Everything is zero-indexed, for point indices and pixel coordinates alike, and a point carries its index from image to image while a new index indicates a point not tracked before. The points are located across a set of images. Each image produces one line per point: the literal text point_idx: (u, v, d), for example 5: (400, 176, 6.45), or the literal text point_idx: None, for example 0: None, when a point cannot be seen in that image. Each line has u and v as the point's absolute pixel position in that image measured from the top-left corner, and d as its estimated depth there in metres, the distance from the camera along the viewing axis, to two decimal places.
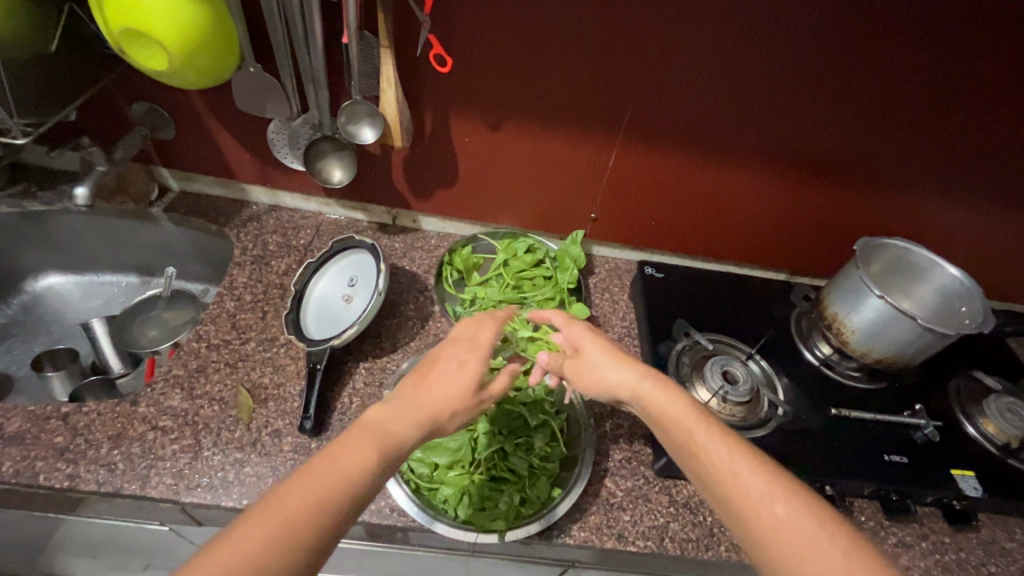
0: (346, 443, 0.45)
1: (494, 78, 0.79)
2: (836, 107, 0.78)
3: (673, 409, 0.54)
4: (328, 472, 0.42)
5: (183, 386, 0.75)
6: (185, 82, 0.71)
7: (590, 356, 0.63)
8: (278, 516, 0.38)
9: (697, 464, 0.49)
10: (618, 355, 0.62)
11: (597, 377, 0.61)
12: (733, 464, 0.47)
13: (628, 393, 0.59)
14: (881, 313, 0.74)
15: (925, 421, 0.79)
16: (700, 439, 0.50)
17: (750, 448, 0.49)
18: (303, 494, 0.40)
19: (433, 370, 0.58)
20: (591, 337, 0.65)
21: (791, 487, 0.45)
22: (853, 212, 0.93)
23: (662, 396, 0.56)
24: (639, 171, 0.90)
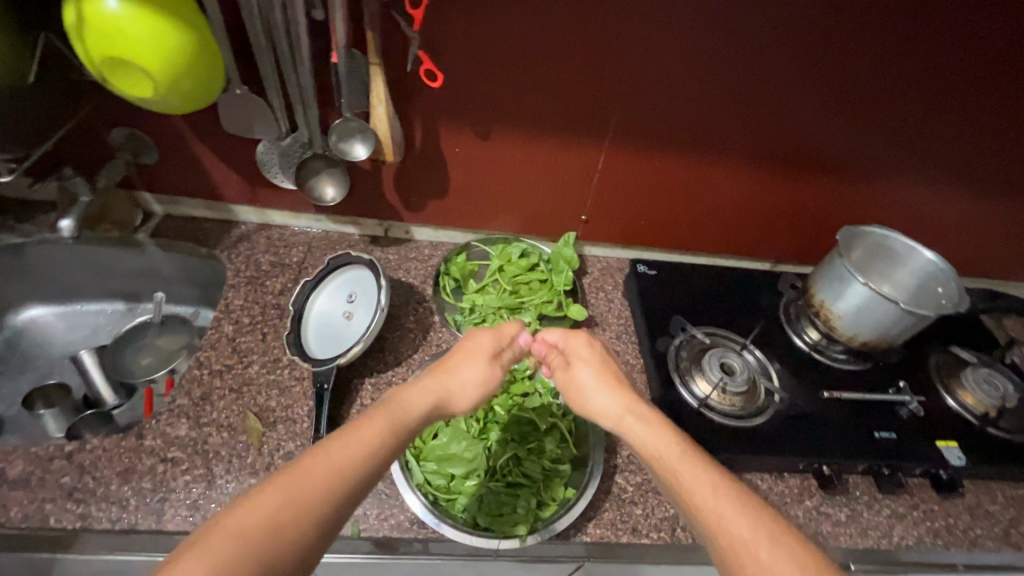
0: (356, 428, 0.52)
1: (483, 89, 0.79)
2: (810, 103, 0.82)
3: (662, 444, 0.55)
4: (342, 452, 0.48)
5: (189, 416, 0.74)
6: (170, 107, 0.70)
7: (583, 374, 0.67)
8: (298, 483, 0.45)
9: (685, 503, 0.50)
10: (611, 380, 0.65)
11: (588, 397, 0.64)
12: (719, 506, 0.48)
13: (614, 422, 0.61)
14: (866, 298, 0.78)
15: (909, 397, 0.83)
16: (686, 476, 0.52)
17: (737, 489, 0.50)
18: (314, 473, 0.46)
19: (451, 361, 0.65)
20: (590, 355, 0.70)
21: (776, 532, 0.46)
22: (831, 201, 0.97)
23: (647, 431, 0.58)
24: (626, 172, 0.92)
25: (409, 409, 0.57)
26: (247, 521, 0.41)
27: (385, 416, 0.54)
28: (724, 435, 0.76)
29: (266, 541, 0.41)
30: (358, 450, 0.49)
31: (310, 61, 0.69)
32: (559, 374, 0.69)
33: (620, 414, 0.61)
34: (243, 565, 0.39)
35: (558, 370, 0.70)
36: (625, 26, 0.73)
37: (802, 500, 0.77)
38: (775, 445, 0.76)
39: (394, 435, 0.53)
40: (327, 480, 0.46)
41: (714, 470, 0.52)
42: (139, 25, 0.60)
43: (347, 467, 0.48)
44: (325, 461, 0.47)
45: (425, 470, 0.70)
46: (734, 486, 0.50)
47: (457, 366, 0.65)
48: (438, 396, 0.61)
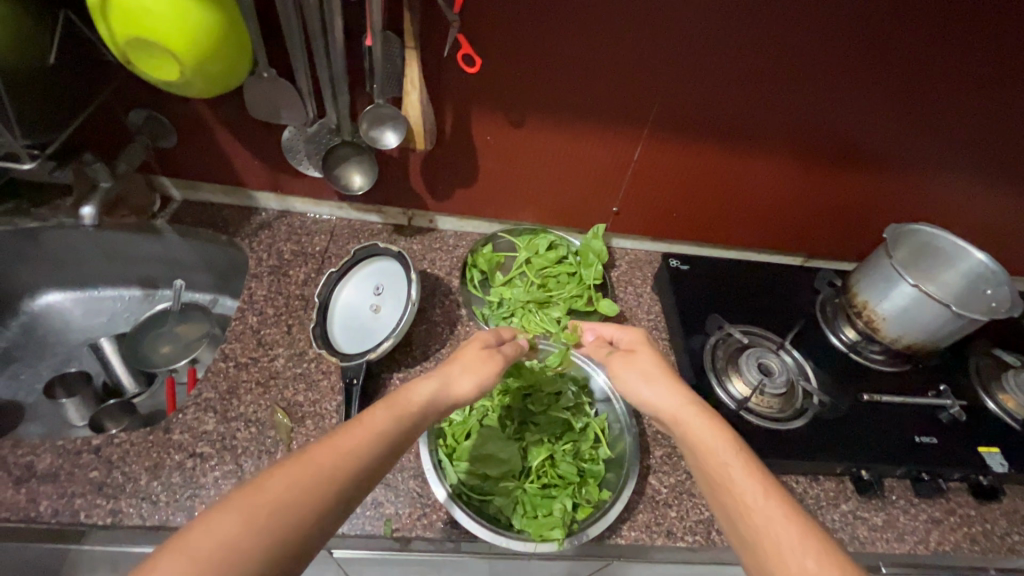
0: (363, 418, 0.50)
1: (519, 75, 0.76)
2: (867, 96, 0.77)
3: (712, 441, 0.53)
4: (348, 441, 0.47)
5: (217, 409, 0.73)
6: (194, 90, 0.67)
7: (642, 361, 0.64)
8: (307, 465, 0.44)
9: (728, 503, 0.48)
10: (669, 374, 0.62)
11: (641, 383, 0.62)
12: (767, 510, 0.46)
13: (667, 414, 0.58)
14: (913, 299, 0.76)
15: (950, 401, 0.81)
16: (735, 477, 0.49)
17: (787, 496, 0.47)
18: (318, 458, 0.45)
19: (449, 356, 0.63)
20: (647, 346, 0.67)
21: (826, 543, 0.43)
22: (874, 198, 0.93)
23: (704, 424, 0.55)
24: (664, 164, 0.89)
25: (417, 400, 0.55)
26: (257, 502, 0.40)
27: (390, 406, 0.53)
28: (761, 438, 0.75)
29: (273, 524, 0.40)
30: (364, 439, 0.48)
31: (343, 44, 0.65)
32: (616, 357, 0.66)
33: (682, 406, 0.57)
34: (246, 540, 0.38)
35: (614, 356, 0.67)
36: (673, 13, 0.69)
37: (838, 504, 0.76)
38: (813, 447, 0.75)
39: (399, 424, 0.52)
40: (335, 467, 0.45)
41: (767, 475, 0.49)
42: (166, 4, 0.57)
43: (351, 455, 0.46)
44: (329, 448, 0.46)
45: (458, 470, 0.68)
46: (783, 493, 0.47)
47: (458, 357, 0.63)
48: (445, 384, 0.59)
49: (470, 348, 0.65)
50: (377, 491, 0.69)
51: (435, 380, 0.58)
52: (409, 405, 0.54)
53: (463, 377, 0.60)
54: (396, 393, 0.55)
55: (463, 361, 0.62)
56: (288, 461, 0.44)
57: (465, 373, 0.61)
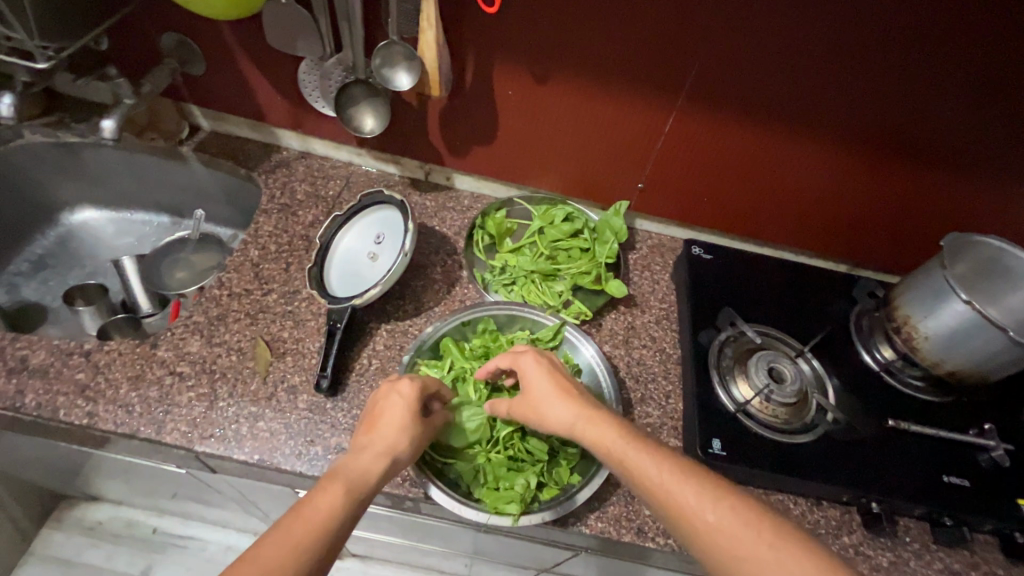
0: (311, 504, 0.46)
1: (544, 24, 0.70)
2: (941, 81, 0.67)
3: (601, 434, 0.54)
4: (300, 532, 0.44)
5: (203, 332, 0.73)
6: (211, 8, 0.66)
7: (543, 388, 0.60)
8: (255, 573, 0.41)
9: (626, 478, 0.51)
10: (561, 387, 0.59)
11: (543, 417, 0.58)
12: (661, 477, 0.49)
13: (567, 430, 0.57)
14: (962, 319, 0.66)
15: (994, 442, 0.70)
16: (626, 454, 0.51)
17: (673, 457, 0.51)
18: (268, 561, 0.42)
19: (375, 415, 0.58)
20: (539, 371, 0.61)
21: (716, 492, 0.47)
22: (937, 204, 0.82)
23: (595, 424, 0.55)
24: (696, 142, 0.81)
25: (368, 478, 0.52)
26: None
27: (338, 484, 0.49)
28: (759, 448, 0.68)
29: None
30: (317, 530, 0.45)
31: None
32: (514, 408, 0.61)
33: (573, 424, 0.56)
34: None
35: (513, 405, 0.62)
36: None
37: (839, 535, 0.68)
38: (816, 468, 0.67)
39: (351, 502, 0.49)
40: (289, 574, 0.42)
41: (651, 444, 0.53)
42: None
43: (307, 549, 0.44)
44: (281, 548, 0.43)
45: None
46: (667, 455, 0.51)
47: (392, 418, 0.57)
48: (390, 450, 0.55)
49: (404, 405, 0.58)
50: (342, 436, 0.67)
51: (382, 453, 0.54)
52: (359, 479, 0.51)
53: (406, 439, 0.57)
54: (342, 470, 0.51)
55: (401, 422, 0.57)
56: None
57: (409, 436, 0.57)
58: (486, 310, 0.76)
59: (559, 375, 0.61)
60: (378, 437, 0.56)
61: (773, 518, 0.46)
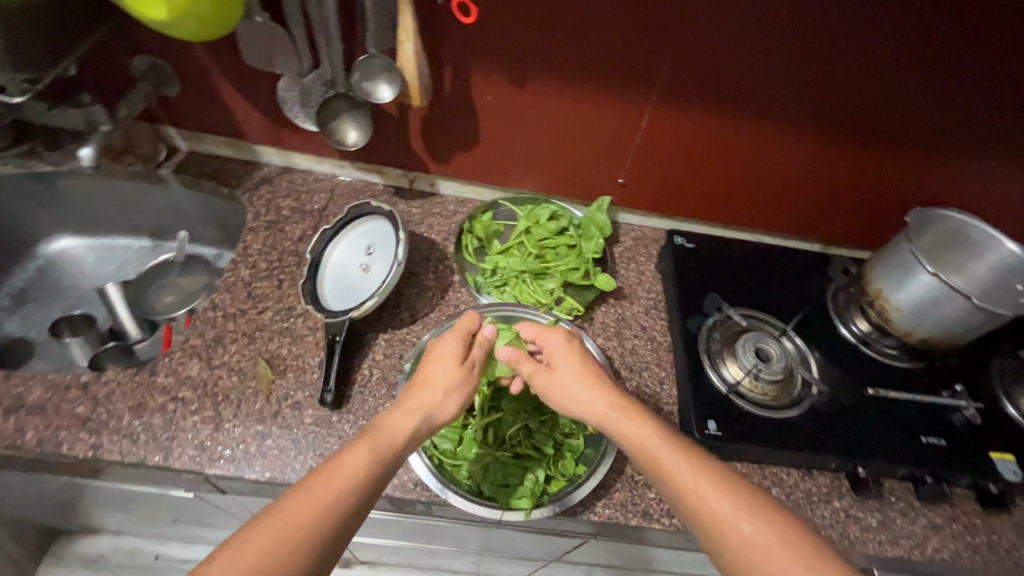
0: (341, 459, 0.50)
1: (520, 30, 0.72)
2: (900, 65, 0.71)
3: (638, 435, 0.56)
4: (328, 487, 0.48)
5: (202, 356, 0.73)
6: (187, 32, 0.66)
7: (574, 369, 0.63)
8: (284, 521, 0.45)
9: (662, 485, 0.53)
10: (592, 375, 0.63)
11: (567, 395, 0.62)
12: (701, 487, 0.51)
13: (594, 419, 0.60)
14: (931, 290, 0.70)
15: (965, 402, 0.76)
16: (664, 461, 0.54)
17: (712, 468, 0.53)
18: (300, 511, 0.46)
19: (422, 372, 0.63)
20: (569, 354, 0.65)
21: (753, 506, 0.49)
22: (902, 181, 0.86)
23: (633, 424, 0.57)
24: (673, 134, 0.84)
25: (398, 435, 0.55)
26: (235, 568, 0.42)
27: (370, 442, 0.53)
28: (752, 425, 0.71)
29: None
30: (344, 483, 0.49)
31: None
32: (538, 375, 0.64)
33: (605, 410, 0.59)
34: None
35: (536, 372, 0.65)
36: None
37: (831, 500, 0.73)
38: (807, 440, 0.71)
39: (380, 461, 0.52)
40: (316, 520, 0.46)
41: (690, 452, 0.55)
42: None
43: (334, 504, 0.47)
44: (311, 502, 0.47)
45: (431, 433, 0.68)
46: (707, 465, 0.53)
47: (433, 376, 0.61)
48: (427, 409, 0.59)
49: (443, 362, 0.63)
50: None
51: (416, 409, 0.58)
52: (392, 439, 0.54)
53: (444, 396, 0.60)
54: (377, 426, 0.55)
55: (442, 380, 0.61)
56: (265, 523, 0.45)
57: (447, 394, 0.60)
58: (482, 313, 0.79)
59: (590, 365, 0.64)
60: (417, 394, 0.60)
61: (807, 537, 0.48)
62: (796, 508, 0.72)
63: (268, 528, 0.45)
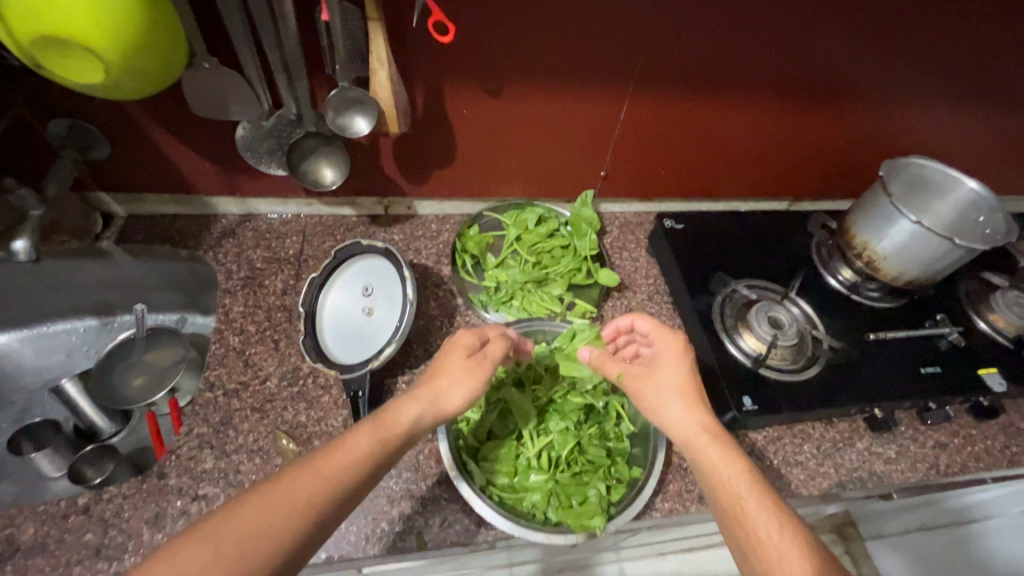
0: (347, 440, 0.52)
1: (493, 40, 0.69)
2: (856, 31, 0.74)
3: (727, 470, 0.53)
4: (331, 467, 0.49)
5: (213, 444, 0.67)
6: (127, 92, 0.58)
7: (663, 376, 0.61)
8: (285, 493, 0.46)
9: (740, 532, 0.49)
10: (691, 388, 0.60)
11: (658, 402, 0.59)
12: (783, 547, 0.47)
13: (681, 437, 0.57)
14: (914, 236, 0.74)
15: (949, 328, 0.83)
16: (748, 508, 0.50)
17: (799, 528, 0.48)
18: (300, 486, 0.47)
19: (434, 363, 0.63)
20: (676, 361, 0.62)
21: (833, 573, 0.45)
22: (857, 135, 0.92)
23: (722, 455, 0.54)
24: (650, 120, 0.84)
25: (401, 421, 0.56)
26: (224, 531, 0.43)
27: (375, 428, 0.54)
28: (778, 392, 0.75)
29: (240, 553, 0.43)
30: (343, 467, 0.50)
31: (293, 18, 0.56)
32: (631, 375, 0.63)
33: (695, 431, 0.56)
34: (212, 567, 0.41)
35: (630, 372, 0.64)
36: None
37: (854, 443, 0.79)
38: (828, 395, 0.75)
39: (382, 447, 0.53)
40: (312, 498, 0.47)
41: (776, 504, 0.50)
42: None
43: (335, 482, 0.49)
44: (313, 477, 0.48)
45: (486, 472, 0.66)
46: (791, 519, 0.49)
47: (442, 367, 0.62)
48: (433, 402, 0.59)
49: (455, 356, 0.63)
50: (403, 504, 0.65)
51: (422, 399, 0.59)
52: (395, 428, 0.55)
53: (452, 388, 0.60)
54: (384, 413, 0.55)
55: (450, 373, 0.61)
56: (266, 491, 0.46)
57: (454, 387, 0.60)
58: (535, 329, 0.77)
59: (688, 379, 0.61)
60: (426, 383, 0.60)
61: None
62: (827, 458, 0.77)
63: (265, 496, 0.46)
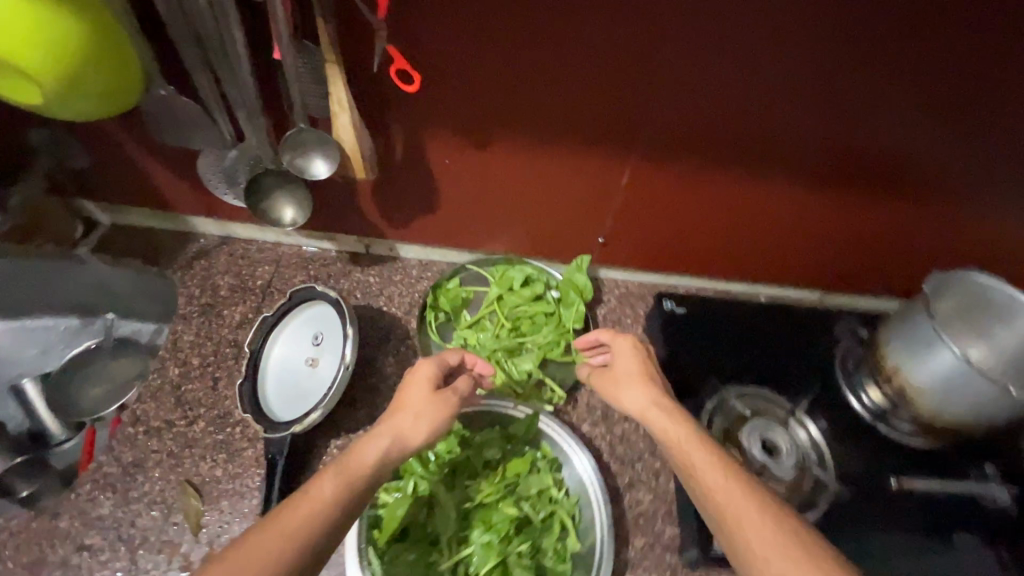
0: (305, 494, 0.46)
1: (477, 92, 0.62)
2: (918, 116, 0.61)
3: (677, 434, 0.53)
4: (293, 523, 0.44)
5: (116, 488, 0.63)
6: (76, 114, 0.55)
7: (621, 371, 0.61)
8: (251, 562, 0.41)
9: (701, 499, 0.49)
10: (643, 371, 0.61)
11: (614, 394, 0.61)
12: (736, 502, 0.47)
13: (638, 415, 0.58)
14: (956, 371, 0.60)
15: (998, 489, 0.69)
16: (704, 473, 0.50)
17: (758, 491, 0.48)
18: (265, 547, 0.42)
19: (395, 399, 0.57)
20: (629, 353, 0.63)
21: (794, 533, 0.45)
22: (912, 230, 0.78)
23: (674, 425, 0.54)
24: (660, 189, 0.74)
25: (367, 460, 0.50)
26: None
27: (340, 471, 0.48)
28: None
29: None
30: (312, 519, 0.44)
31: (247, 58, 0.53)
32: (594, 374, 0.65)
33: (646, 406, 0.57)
34: None
35: (594, 371, 0.66)
36: (684, 11, 0.52)
37: None
38: None
39: (348, 494, 0.47)
40: (279, 563, 0.41)
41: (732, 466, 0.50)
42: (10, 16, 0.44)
43: (303, 537, 0.43)
44: (279, 534, 0.43)
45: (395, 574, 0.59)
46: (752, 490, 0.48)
47: (403, 402, 0.56)
48: (398, 437, 0.53)
49: (416, 388, 0.58)
50: None
51: (385, 435, 0.53)
52: (361, 466, 0.49)
53: (417, 421, 0.55)
54: (345, 455, 0.50)
55: (415, 407, 0.56)
56: (228, 562, 0.40)
57: (419, 420, 0.55)
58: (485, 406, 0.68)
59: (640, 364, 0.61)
60: (386, 417, 0.55)
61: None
62: None
63: (230, 564, 0.40)
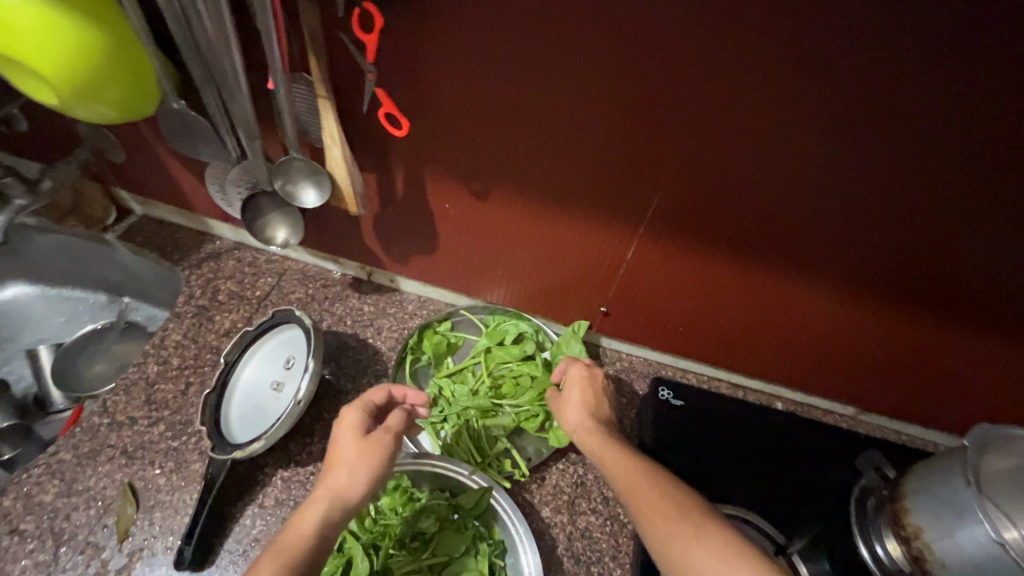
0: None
1: (475, 144, 0.59)
2: (981, 239, 0.51)
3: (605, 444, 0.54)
4: None
5: (64, 477, 0.64)
6: (92, 117, 0.58)
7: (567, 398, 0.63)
8: None
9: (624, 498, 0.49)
10: (589, 394, 0.62)
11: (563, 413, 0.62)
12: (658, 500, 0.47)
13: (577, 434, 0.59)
14: (993, 558, 0.48)
15: None
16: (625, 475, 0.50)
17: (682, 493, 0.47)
18: None
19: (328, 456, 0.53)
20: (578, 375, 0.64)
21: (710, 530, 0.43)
22: (970, 362, 0.66)
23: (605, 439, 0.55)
24: (669, 268, 0.67)
25: (307, 527, 0.46)
26: None
27: (276, 553, 0.44)
28: None
29: None
30: None
31: (245, 88, 0.54)
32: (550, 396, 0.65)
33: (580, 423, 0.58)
34: None
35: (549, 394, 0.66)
36: (691, 93, 0.47)
37: None
38: None
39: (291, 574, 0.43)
40: None
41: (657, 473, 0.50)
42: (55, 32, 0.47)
43: None
44: None
45: None
46: (664, 494, 0.47)
47: (333, 457, 0.52)
48: (336, 495, 0.49)
49: (343, 438, 0.53)
50: None
51: (321, 496, 0.49)
52: (299, 538, 0.45)
53: (352, 471, 0.50)
54: (281, 533, 0.46)
55: (348, 460, 0.51)
56: None
57: (355, 470, 0.51)
58: (429, 464, 0.64)
59: (582, 386, 0.63)
60: (322, 479, 0.50)
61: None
62: None
63: None
